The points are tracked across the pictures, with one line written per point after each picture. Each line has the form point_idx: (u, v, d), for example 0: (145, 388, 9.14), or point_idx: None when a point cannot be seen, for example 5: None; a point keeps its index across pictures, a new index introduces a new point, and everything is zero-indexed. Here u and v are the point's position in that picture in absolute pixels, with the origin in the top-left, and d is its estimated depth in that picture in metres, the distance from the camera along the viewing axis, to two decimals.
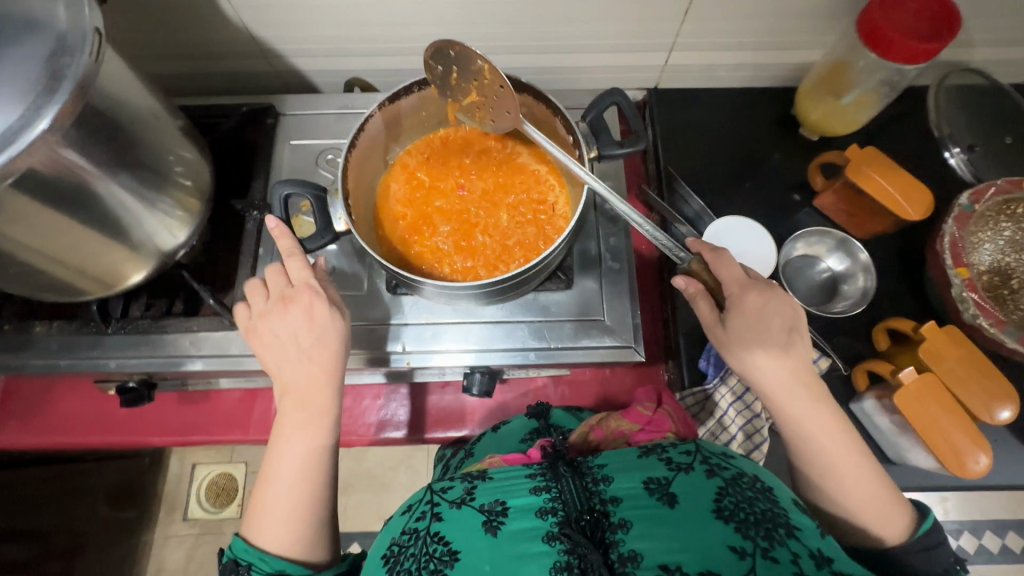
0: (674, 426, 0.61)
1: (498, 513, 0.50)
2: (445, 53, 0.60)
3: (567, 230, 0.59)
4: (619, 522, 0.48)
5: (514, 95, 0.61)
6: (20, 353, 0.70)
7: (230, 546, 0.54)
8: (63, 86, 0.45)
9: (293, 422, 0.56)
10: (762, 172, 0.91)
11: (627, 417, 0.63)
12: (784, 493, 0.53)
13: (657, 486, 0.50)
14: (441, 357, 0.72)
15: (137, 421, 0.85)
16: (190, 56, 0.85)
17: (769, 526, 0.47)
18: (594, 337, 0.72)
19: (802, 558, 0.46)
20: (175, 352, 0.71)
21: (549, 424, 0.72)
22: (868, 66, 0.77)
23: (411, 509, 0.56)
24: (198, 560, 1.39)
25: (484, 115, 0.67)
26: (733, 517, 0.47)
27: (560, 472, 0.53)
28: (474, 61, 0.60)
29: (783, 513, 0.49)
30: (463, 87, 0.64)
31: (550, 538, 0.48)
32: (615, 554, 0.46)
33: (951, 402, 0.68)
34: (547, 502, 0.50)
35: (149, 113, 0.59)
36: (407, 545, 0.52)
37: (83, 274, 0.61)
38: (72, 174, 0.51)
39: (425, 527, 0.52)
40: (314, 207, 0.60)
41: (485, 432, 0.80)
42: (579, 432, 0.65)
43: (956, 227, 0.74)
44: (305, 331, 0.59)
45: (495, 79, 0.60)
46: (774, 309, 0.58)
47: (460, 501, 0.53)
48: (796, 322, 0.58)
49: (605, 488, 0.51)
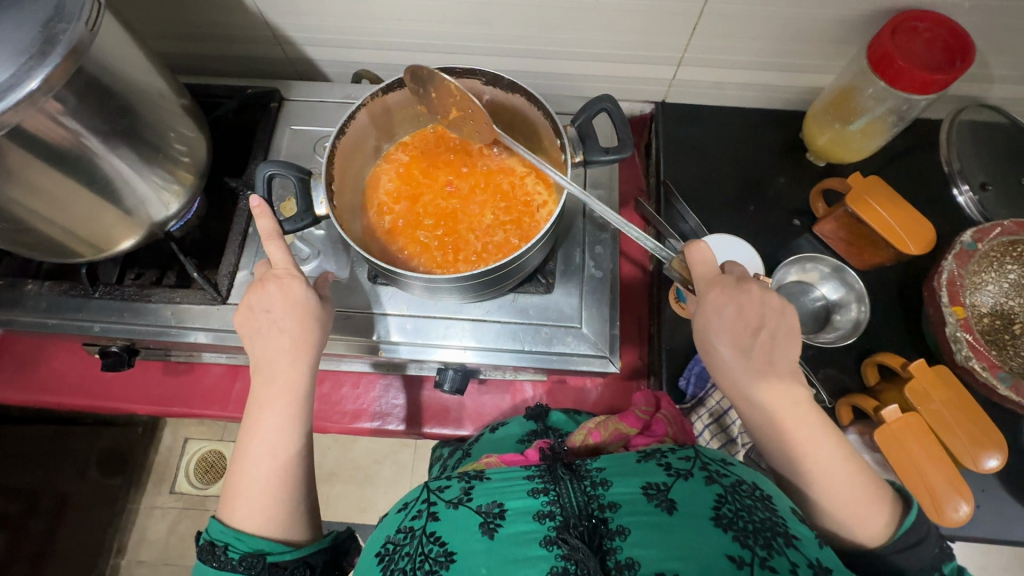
0: (671, 431, 0.63)
1: (495, 515, 0.50)
2: (420, 75, 0.63)
3: (544, 231, 0.58)
4: (617, 529, 0.47)
5: (484, 112, 0.63)
6: (12, 309, 0.72)
7: (206, 529, 0.54)
8: (56, 51, 0.46)
9: (266, 399, 0.57)
10: (765, 196, 0.90)
11: (625, 421, 0.63)
12: (783, 502, 0.51)
13: (657, 492, 0.49)
14: (431, 351, 0.72)
15: (123, 388, 0.87)
16: (207, 38, 0.87)
17: (769, 535, 0.46)
18: (569, 343, 0.71)
19: (799, 568, 0.45)
20: (157, 321, 0.72)
21: (547, 426, 0.73)
22: (876, 94, 0.75)
23: (407, 508, 0.55)
24: (180, 533, 1.42)
25: (471, 129, 0.69)
26: (732, 526, 0.46)
27: (560, 475, 0.52)
28: (443, 80, 0.63)
29: (783, 522, 0.48)
30: (444, 103, 0.67)
31: (548, 542, 0.47)
32: (612, 561, 0.46)
33: (935, 445, 0.65)
34: (545, 506, 0.49)
35: (153, 92, 0.61)
36: (402, 543, 0.51)
37: (72, 235, 0.62)
38: (70, 140, 0.53)
39: (421, 526, 0.52)
40: (296, 190, 0.59)
41: (484, 432, 0.80)
42: (577, 436, 0.63)
43: (956, 265, 0.71)
44: (278, 305, 0.59)
45: (463, 96, 0.63)
46: (745, 318, 0.53)
47: (457, 500, 0.52)
48: (771, 329, 0.53)
49: (604, 492, 0.50)
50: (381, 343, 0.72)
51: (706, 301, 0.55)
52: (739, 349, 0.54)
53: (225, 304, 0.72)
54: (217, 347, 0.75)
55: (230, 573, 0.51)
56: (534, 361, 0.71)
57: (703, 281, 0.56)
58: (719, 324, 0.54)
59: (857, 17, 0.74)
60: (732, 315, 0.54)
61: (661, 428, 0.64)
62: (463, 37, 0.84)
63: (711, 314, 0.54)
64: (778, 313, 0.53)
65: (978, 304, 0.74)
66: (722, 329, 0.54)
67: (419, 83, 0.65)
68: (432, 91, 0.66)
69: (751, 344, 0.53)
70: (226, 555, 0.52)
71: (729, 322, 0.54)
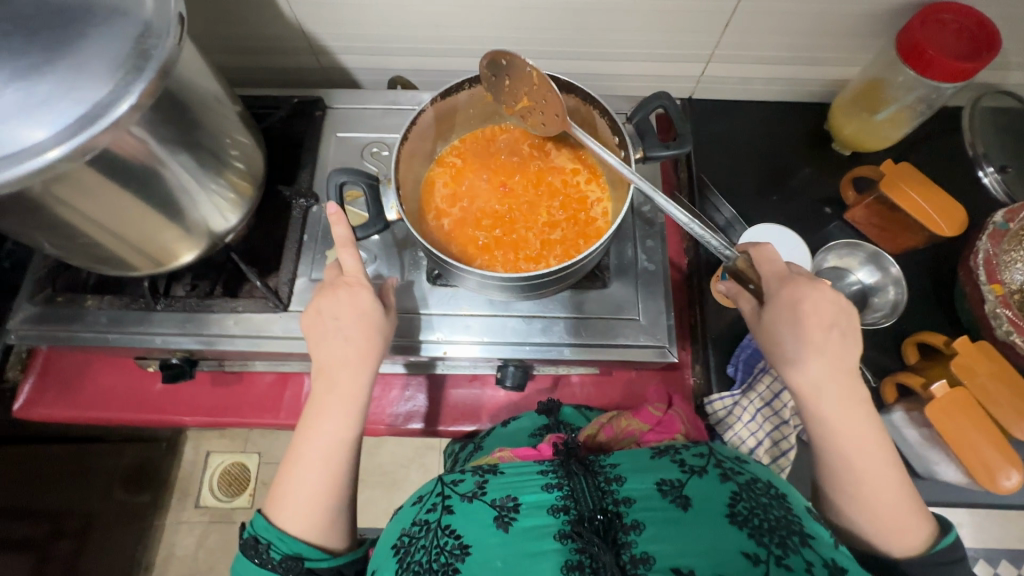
0: (683, 428, 0.66)
1: (510, 509, 0.52)
2: (498, 63, 0.64)
3: (609, 233, 0.59)
4: (633, 523, 0.50)
5: (562, 101, 0.63)
6: (71, 326, 0.72)
7: (251, 523, 0.57)
8: (149, 66, 0.46)
9: (324, 406, 0.58)
10: (793, 186, 0.93)
11: (638, 417, 0.67)
12: (797, 500, 0.53)
13: (671, 488, 0.52)
14: (450, 349, 0.73)
15: (171, 401, 0.87)
16: (244, 49, 0.88)
17: (784, 533, 0.48)
18: (628, 335, 0.73)
19: (815, 567, 0.46)
20: (217, 331, 0.72)
21: (559, 421, 0.75)
22: (906, 82, 0.79)
23: (422, 501, 0.58)
24: (208, 547, 1.42)
25: (535, 120, 0.69)
26: (747, 523, 0.49)
27: (573, 470, 0.55)
28: (524, 68, 0.63)
29: (797, 520, 0.50)
30: (515, 93, 0.67)
31: (562, 536, 0.50)
32: (627, 555, 0.48)
33: (983, 419, 0.68)
34: (558, 500, 0.53)
35: (211, 97, 0.60)
36: (418, 536, 0.54)
37: (141, 252, 0.63)
38: (145, 158, 0.53)
39: (435, 520, 0.54)
40: (367, 196, 0.61)
41: (496, 426, 0.82)
42: (589, 429, 0.69)
43: (990, 244, 0.75)
44: (346, 314, 0.60)
45: (542, 85, 0.63)
46: (819, 317, 0.54)
47: (471, 494, 0.55)
48: (840, 327, 0.55)
49: (618, 487, 0.53)
50: (424, 342, 0.73)
51: (779, 300, 0.56)
52: (813, 346, 0.54)
53: (286, 311, 0.72)
54: (261, 354, 0.75)
55: (269, 571, 0.55)
56: (595, 352, 0.73)
57: (773, 280, 0.58)
58: (795, 320, 0.55)
59: (883, 11, 0.77)
60: (806, 310, 0.54)
61: (675, 425, 0.66)
62: (497, 41, 0.86)
63: (782, 307, 0.56)
64: (847, 312, 0.56)
65: (1010, 283, 0.75)
66: (796, 327, 0.55)
67: (494, 72, 0.65)
68: (508, 78, 0.66)
69: (823, 342, 0.54)
70: (268, 553, 0.55)
71: (804, 319, 0.54)
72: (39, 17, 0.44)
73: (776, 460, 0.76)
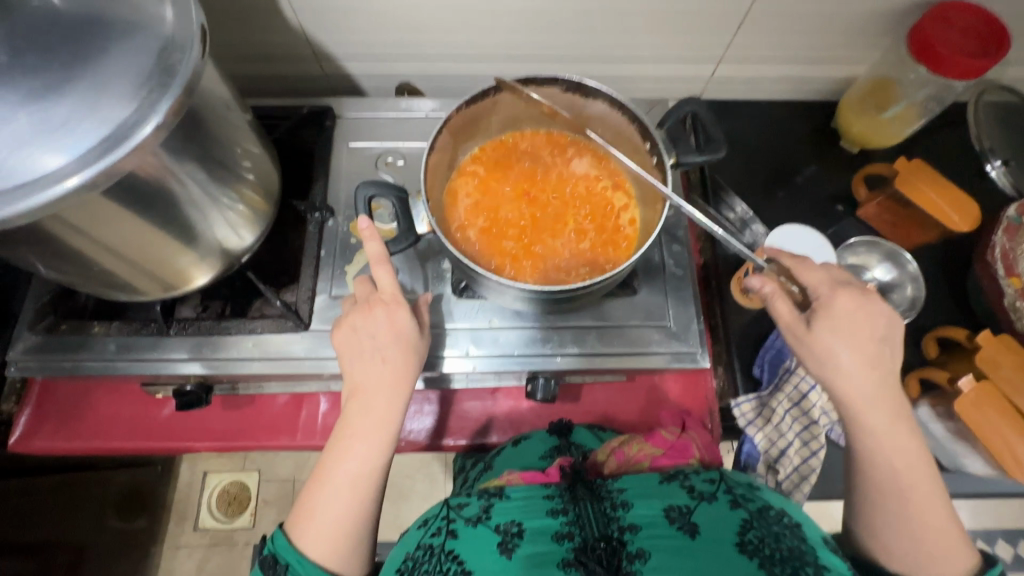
0: (697, 452, 0.66)
1: (513, 535, 0.52)
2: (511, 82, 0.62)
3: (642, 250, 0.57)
4: (638, 551, 0.50)
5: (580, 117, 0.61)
6: (76, 354, 0.68)
7: (271, 540, 0.54)
8: (173, 84, 0.43)
9: (358, 428, 0.56)
10: (805, 184, 0.93)
11: (650, 442, 0.66)
12: (813, 531, 0.53)
13: (679, 515, 0.52)
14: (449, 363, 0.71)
15: (179, 426, 0.83)
16: (244, 57, 0.84)
17: (796, 564, 0.48)
18: (659, 342, 0.72)
19: None
20: (235, 354, 0.69)
21: (569, 442, 0.74)
22: (918, 78, 0.81)
23: (426, 524, 0.56)
24: (209, 572, 1.36)
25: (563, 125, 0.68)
26: (757, 553, 0.49)
27: (578, 495, 0.55)
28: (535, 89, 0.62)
29: (811, 551, 0.50)
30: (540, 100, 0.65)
31: (566, 564, 0.49)
32: None
33: (1009, 411, 0.69)
34: (563, 527, 0.52)
35: (222, 104, 0.55)
36: (422, 560, 0.52)
37: (154, 276, 0.60)
38: (164, 181, 0.50)
39: (440, 544, 0.53)
40: (398, 210, 0.59)
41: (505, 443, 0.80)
42: (600, 454, 0.68)
43: (1006, 239, 0.76)
44: (383, 332, 0.58)
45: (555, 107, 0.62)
46: (869, 326, 0.55)
47: (477, 518, 0.54)
48: (890, 340, 0.56)
49: (624, 514, 0.53)
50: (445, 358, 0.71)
51: (836, 306, 0.56)
52: (865, 357, 0.55)
53: (308, 330, 0.70)
54: (282, 375, 0.71)
55: None
56: (626, 361, 0.72)
57: (823, 286, 0.58)
58: (846, 329, 0.55)
59: (894, 9, 0.78)
60: (858, 319, 0.55)
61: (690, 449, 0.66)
62: (507, 45, 0.84)
63: (837, 315, 0.55)
64: (892, 322, 0.56)
65: None
66: (845, 337, 0.55)
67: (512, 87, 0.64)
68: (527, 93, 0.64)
69: (870, 350, 0.55)
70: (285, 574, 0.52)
71: (852, 329, 0.55)
72: (52, 34, 0.41)
73: (807, 460, 0.76)
